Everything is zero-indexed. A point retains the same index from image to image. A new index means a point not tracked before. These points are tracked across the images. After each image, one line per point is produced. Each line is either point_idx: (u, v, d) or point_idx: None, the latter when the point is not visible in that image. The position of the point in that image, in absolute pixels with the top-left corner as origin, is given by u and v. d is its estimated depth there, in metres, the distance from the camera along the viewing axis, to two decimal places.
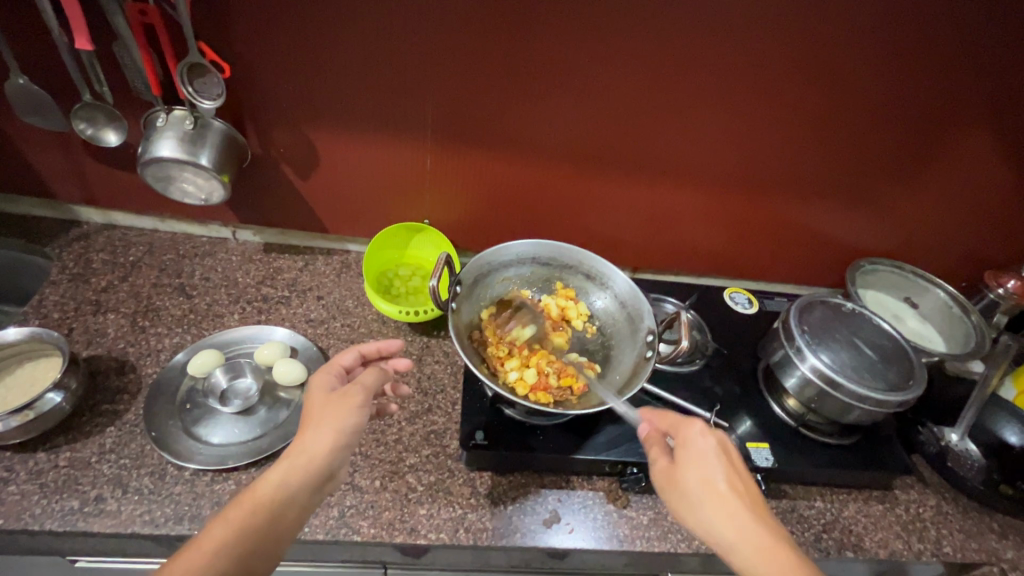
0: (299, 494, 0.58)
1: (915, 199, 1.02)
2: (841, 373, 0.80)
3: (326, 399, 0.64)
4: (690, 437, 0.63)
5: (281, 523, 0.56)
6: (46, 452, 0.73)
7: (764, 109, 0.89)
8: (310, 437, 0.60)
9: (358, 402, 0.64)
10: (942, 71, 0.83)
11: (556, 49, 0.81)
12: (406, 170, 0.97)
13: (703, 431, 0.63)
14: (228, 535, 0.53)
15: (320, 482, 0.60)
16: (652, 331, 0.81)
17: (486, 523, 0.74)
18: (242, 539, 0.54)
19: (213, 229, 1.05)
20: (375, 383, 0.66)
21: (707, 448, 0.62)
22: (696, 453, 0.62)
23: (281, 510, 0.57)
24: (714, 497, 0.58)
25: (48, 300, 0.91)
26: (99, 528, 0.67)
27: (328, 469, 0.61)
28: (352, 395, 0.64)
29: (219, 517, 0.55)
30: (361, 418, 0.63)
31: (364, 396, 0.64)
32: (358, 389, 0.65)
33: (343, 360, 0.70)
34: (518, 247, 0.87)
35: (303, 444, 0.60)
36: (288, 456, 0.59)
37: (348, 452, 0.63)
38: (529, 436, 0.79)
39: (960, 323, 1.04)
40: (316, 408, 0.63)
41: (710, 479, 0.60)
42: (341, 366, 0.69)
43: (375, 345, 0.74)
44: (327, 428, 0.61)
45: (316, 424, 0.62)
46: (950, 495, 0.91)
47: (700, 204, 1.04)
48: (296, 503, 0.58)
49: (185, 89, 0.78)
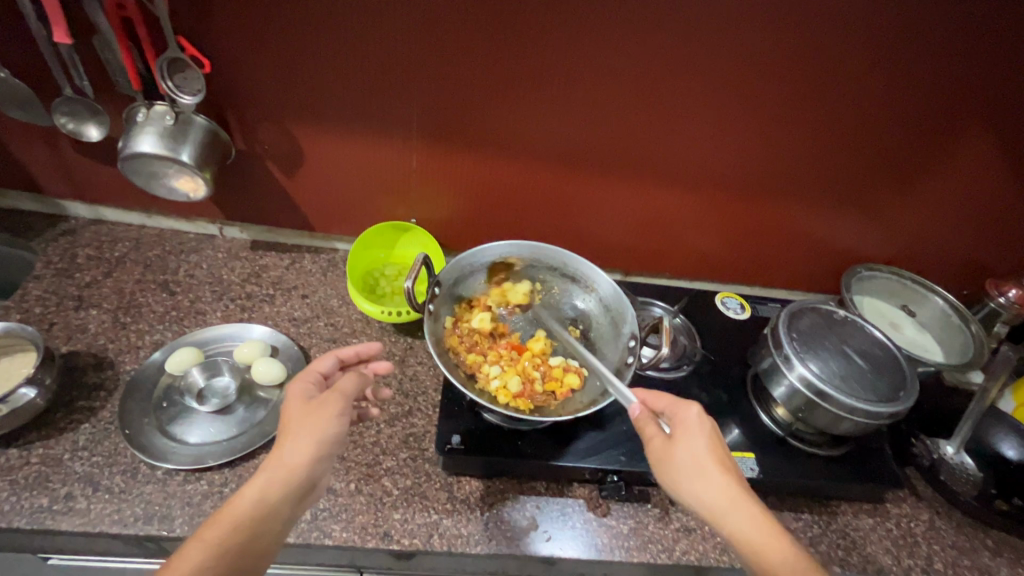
0: (279, 507, 0.56)
1: (913, 205, 0.99)
2: (829, 383, 0.78)
3: (304, 409, 0.61)
4: (686, 419, 0.63)
5: (262, 539, 0.55)
6: (19, 448, 0.72)
7: (756, 111, 0.87)
8: (288, 449, 0.58)
9: (337, 410, 0.61)
10: (941, 74, 0.81)
11: (542, 47, 0.80)
12: (392, 168, 0.96)
13: (700, 414, 0.63)
14: (206, 556, 0.52)
15: (300, 493, 0.58)
16: (635, 337, 0.79)
17: (462, 529, 0.73)
18: (221, 560, 0.52)
19: (200, 226, 1.04)
20: (354, 390, 0.64)
21: (700, 430, 0.62)
22: (692, 434, 0.62)
23: (261, 527, 0.55)
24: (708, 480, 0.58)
25: (31, 295, 0.90)
26: (68, 527, 0.66)
27: (308, 479, 0.59)
28: (331, 402, 0.61)
29: (196, 537, 0.54)
30: (341, 427, 0.61)
31: (343, 404, 0.62)
32: (337, 396, 0.62)
33: (321, 366, 0.68)
34: (500, 249, 0.86)
35: (280, 457, 0.58)
36: (265, 468, 0.57)
37: (328, 461, 0.61)
38: (507, 441, 0.77)
39: (959, 334, 1.01)
40: (294, 417, 0.61)
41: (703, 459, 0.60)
42: (319, 373, 0.67)
43: (354, 349, 0.71)
44: (307, 439, 0.59)
45: (293, 436, 0.59)
46: (944, 510, 0.88)
47: (692, 207, 1.02)
48: (277, 518, 0.56)
49: (164, 84, 0.77)
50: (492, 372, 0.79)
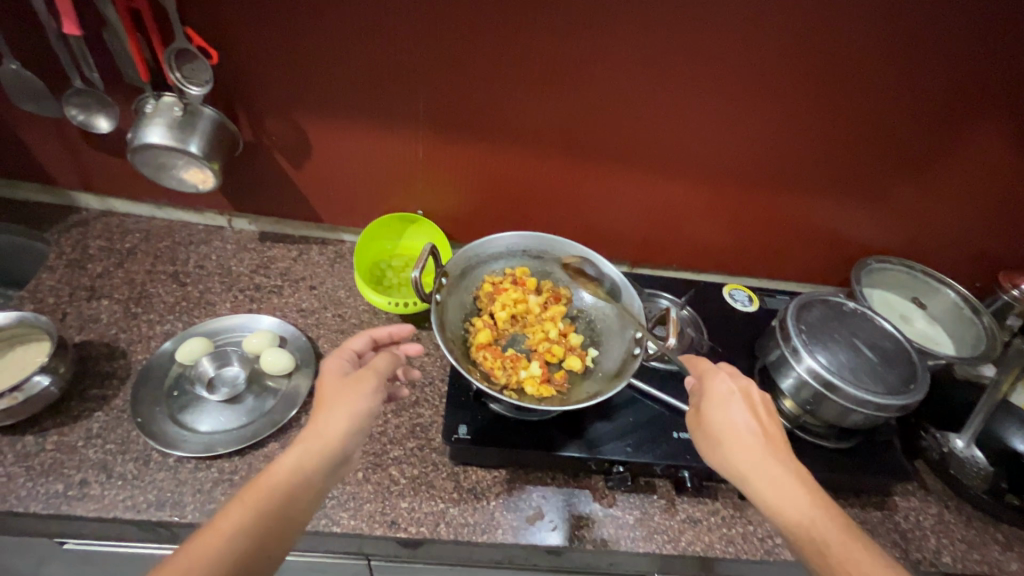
0: (315, 477, 0.56)
1: (926, 195, 0.98)
2: (838, 375, 0.77)
3: (338, 383, 0.62)
4: (712, 386, 0.65)
5: (297, 507, 0.54)
6: (35, 436, 0.74)
7: (766, 100, 0.86)
8: (324, 420, 0.58)
9: (371, 388, 0.62)
10: (958, 61, 0.79)
11: (549, 36, 0.79)
12: (399, 160, 0.96)
13: (727, 379, 0.65)
14: (247, 519, 0.51)
15: (333, 467, 0.58)
16: (642, 328, 0.79)
17: (468, 518, 0.74)
18: (258, 522, 0.52)
19: (209, 217, 1.05)
20: (387, 369, 0.65)
21: (726, 395, 0.64)
22: (719, 400, 0.64)
23: (297, 495, 0.54)
24: (739, 439, 0.60)
25: (44, 285, 0.92)
26: (82, 512, 0.67)
27: (342, 453, 0.59)
28: (365, 379, 0.62)
29: (234, 500, 0.52)
30: (374, 403, 0.62)
31: (377, 381, 0.63)
32: (370, 373, 0.63)
33: (354, 344, 0.68)
34: (506, 239, 0.86)
35: (316, 429, 0.58)
36: (301, 440, 0.57)
37: (360, 437, 0.61)
38: (513, 432, 0.77)
39: (971, 326, 0.99)
40: (329, 391, 0.61)
41: (735, 425, 0.61)
42: (353, 350, 0.68)
43: (387, 329, 0.72)
44: (342, 413, 0.59)
45: (329, 409, 0.59)
46: (953, 504, 0.87)
47: (701, 197, 1.01)
48: (311, 489, 0.55)
49: (173, 75, 0.79)
50: (520, 357, 0.81)
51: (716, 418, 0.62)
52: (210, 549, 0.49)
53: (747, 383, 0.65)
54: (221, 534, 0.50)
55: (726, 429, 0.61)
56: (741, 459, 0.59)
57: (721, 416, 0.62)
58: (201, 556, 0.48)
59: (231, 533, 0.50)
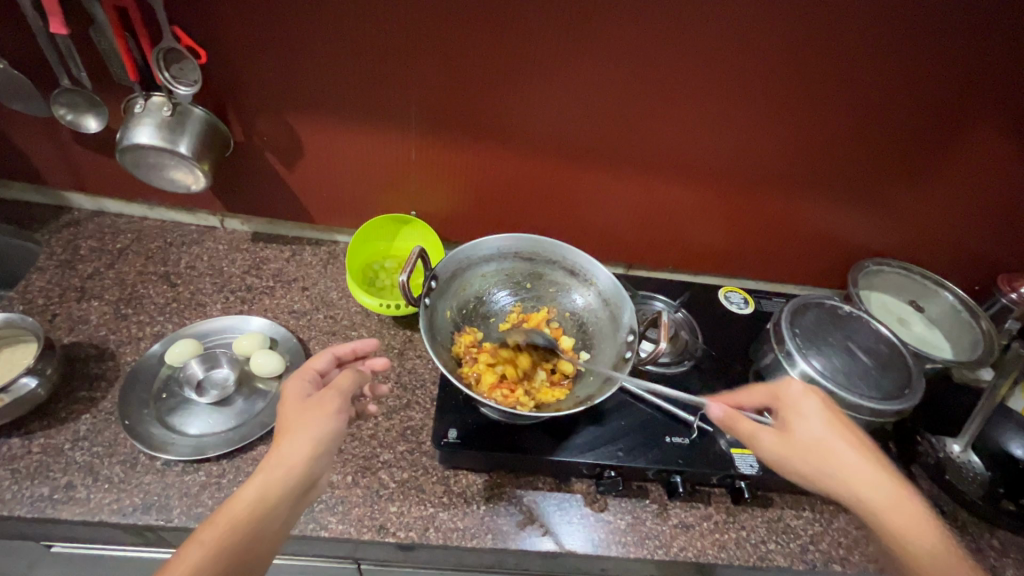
0: (278, 506, 0.55)
1: (923, 197, 0.97)
2: (833, 380, 0.76)
3: (300, 406, 0.61)
4: (793, 399, 0.64)
5: (262, 539, 0.53)
6: (21, 438, 0.73)
7: (761, 102, 0.85)
8: (286, 448, 0.57)
9: (335, 408, 0.61)
10: (956, 61, 0.78)
11: (542, 35, 0.78)
12: (391, 160, 0.95)
13: (802, 389, 0.64)
14: (206, 559, 0.50)
15: (298, 493, 0.57)
16: (633, 331, 0.78)
17: (457, 523, 0.73)
18: (218, 561, 0.51)
19: (201, 217, 1.05)
20: (350, 388, 0.64)
21: (808, 406, 0.63)
22: (798, 414, 0.63)
23: (261, 527, 0.54)
24: (813, 451, 0.60)
25: (34, 286, 0.91)
26: (68, 516, 0.67)
27: (307, 478, 0.58)
28: (328, 400, 0.61)
29: (193, 539, 0.51)
30: (340, 424, 0.61)
31: (341, 401, 0.62)
32: (334, 393, 0.62)
33: (316, 364, 0.67)
34: (498, 242, 0.85)
35: (278, 456, 0.57)
36: (261, 469, 0.56)
37: (326, 459, 0.60)
38: (504, 435, 0.76)
39: (968, 332, 0.98)
40: (291, 416, 0.60)
41: (825, 435, 0.61)
42: (316, 371, 0.66)
43: (350, 345, 0.70)
44: (303, 437, 0.58)
45: (290, 435, 0.58)
46: (949, 509, 0.87)
47: (696, 199, 1.00)
48: (275, 520, 0.55)
49: (161, 75, 0.77)
50: (512, 360, 0.81)
51: (805, 432, 0.62)
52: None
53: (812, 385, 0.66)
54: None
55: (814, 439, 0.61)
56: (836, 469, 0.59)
57: (807, 429, 0.62)
58: None
59: None
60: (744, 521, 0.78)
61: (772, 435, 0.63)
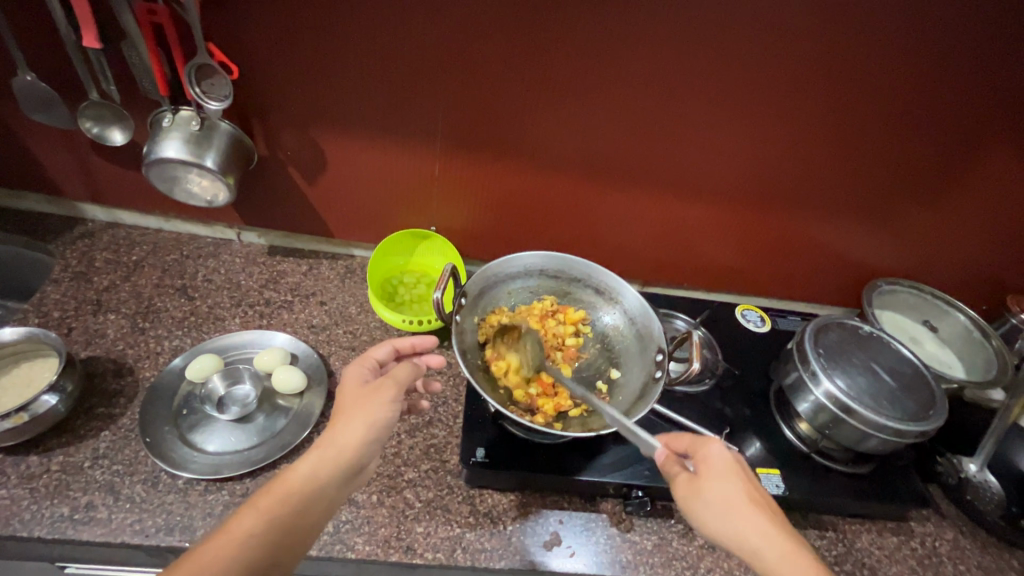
0: (329, 486, 0.56)
1: (937, 218, 0.99)
2: (857, 400, 0.77)
3: (358, 392, 0.60)
4: (706, 454, 0.61)
5: (311, 513, 0.54)
6: (39, 456, 0.71)
7: (782, 124, 0.86)
8: (341, 428, 0.57)
9: (389, 397, 0.60)
10: (973, 88, 0.80)
11: (570, 56, 0.79)
12: (413, 176, 0.96)
13: (718, 446, 0.61)
14: (260, 524, 0.51)
15: (348, 475, 0.57)
16: (662, 351, 0.78)
17: (485, 544, 0.72)
18: (268, 526, 0.52)
19: (218, 230, 1.04)
20: (407, 379, 0.62)
21: (725, 463, 0.60)
22: (715, 466, 0.59)
23: (312, 501, 0.54)
24: (734, 508, 0.56)
25: (49, 299, 0.90)
26: (88, 537, 0.65)
27: (357, 462, 0.58)
28: (384, 388, 0.60)
29: (248, 504, 0.53)
30: (393, 414, 0.60)
31: (396, 392, 0.61)
32: (390, 383, 0.61)
33: (376, 353, 0.66)
34: (525, 259, 0.86)
35: (333, 436, 0.57)
36: (318, 446, 0.56)
37: (376, 446, 0.59)
38: (530, 454, 0.76)
39: (981, 350, 0.99)
40: (348, 400, 0.60)
41: (733, 495, 0.57)
42: (374, 359, 0.66)
43: (410, 340, 0.70)
44: (359, 422, 0.58)
45: (347, 417, 0.58)
46: (967, 529, 0.87)
47: (714, 218, 1.01)
48: (325, 498, 0.55)
49: (192, 90, 0.77)
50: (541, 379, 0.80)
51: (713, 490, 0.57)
52: (218, 552, 0.49)
53: (734, 451, 0.62)
54: (233, 540, 0.50)
55: (727, 499, 0.57)
56: (746, 535, 0.55)
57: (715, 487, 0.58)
58: (212, 560, 0.48)
59: (241, 539, 0.50)
60: None
61: (685, 481, 0.59)
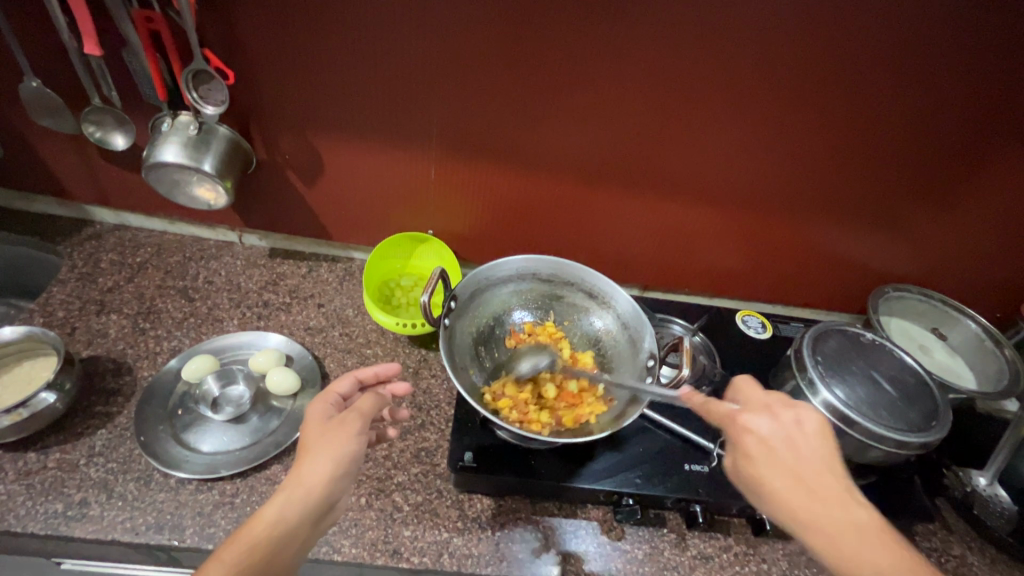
0: (300, 527, 0.53)
1: (945, 224, 0.96)
2: (857, 410, 0.75)
3: (322, 428, 0.60)
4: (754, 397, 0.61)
5: (282, 558, 0.52)
6: (37, 453, 0.73)
7: (780, 127, 0.85)
8: (306, 467, 0.56)
9: (356, 430, 0.60)
10: (981, 91, 0.78)
11: (563, 61, 0.79)
12: (410, 180, 0.96)
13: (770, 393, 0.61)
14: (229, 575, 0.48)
15: (318, 515, 0.55)
16: (653, 356, 0.78)
17: (472, 549, 0.72)
18: None
19: (220, 233, 1.05)
20: (372, 410, 0.63)
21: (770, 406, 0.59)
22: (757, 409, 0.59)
23: (281, 547, 0.52)
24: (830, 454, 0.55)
25: (54, 299, 0.92)
26: (80, 534, 0.67)
27: (325, 501, 0.56)
28: (349, 422, 0.60)
29: (214, 558, 0.49)
30: (359, 446, 0.59)
31: (361, 424, 0.61)
32: (355, 416, 0.61)
33: (339, 387, 0.66)
34: (515, 263, 0.85)
35: (299, 475, 0.55)
36: (283, 487, 0.55)
37: (346, 482, 0.58)
38: (521, 460, 0.76)
39: (993, 359, 0.95)
40: (311, 437, 0.59)
41: (767, 436, 0.56)
42: (338, 394, 0.65)
43: (373, 369, 0.70)
44: (325, 458, 0.57)
45: (312, 454, 0.57)
46: (976, 545, 0.84)
47: (714, 222, 1.00)
48: (295, 539, 0.53)
49: (190, 95, 0.79)
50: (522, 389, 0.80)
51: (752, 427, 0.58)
52: None
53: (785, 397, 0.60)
54: None
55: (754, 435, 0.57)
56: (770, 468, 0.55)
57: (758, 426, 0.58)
58: None
59: None
60: (765, 553, 0.76)
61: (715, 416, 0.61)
